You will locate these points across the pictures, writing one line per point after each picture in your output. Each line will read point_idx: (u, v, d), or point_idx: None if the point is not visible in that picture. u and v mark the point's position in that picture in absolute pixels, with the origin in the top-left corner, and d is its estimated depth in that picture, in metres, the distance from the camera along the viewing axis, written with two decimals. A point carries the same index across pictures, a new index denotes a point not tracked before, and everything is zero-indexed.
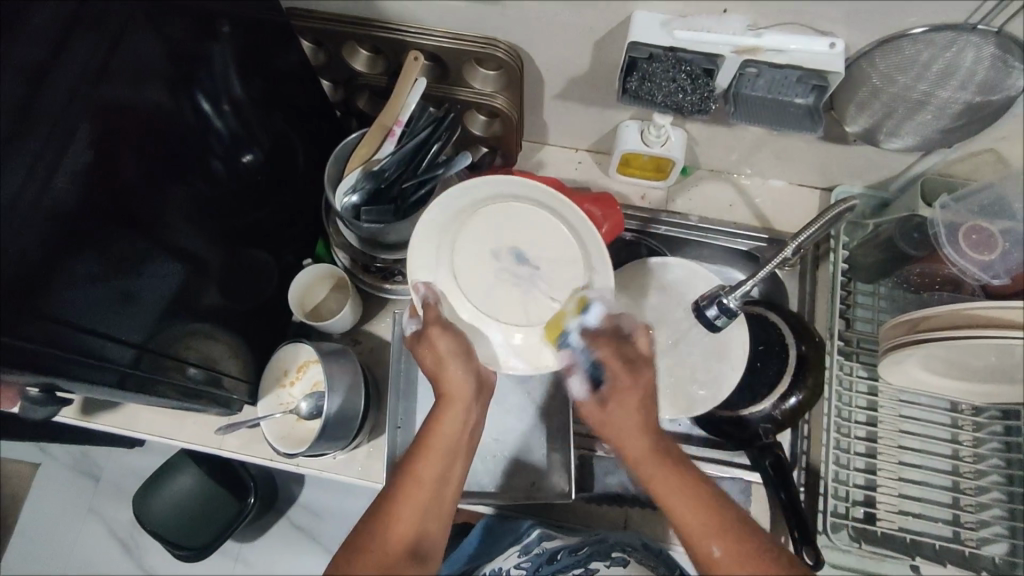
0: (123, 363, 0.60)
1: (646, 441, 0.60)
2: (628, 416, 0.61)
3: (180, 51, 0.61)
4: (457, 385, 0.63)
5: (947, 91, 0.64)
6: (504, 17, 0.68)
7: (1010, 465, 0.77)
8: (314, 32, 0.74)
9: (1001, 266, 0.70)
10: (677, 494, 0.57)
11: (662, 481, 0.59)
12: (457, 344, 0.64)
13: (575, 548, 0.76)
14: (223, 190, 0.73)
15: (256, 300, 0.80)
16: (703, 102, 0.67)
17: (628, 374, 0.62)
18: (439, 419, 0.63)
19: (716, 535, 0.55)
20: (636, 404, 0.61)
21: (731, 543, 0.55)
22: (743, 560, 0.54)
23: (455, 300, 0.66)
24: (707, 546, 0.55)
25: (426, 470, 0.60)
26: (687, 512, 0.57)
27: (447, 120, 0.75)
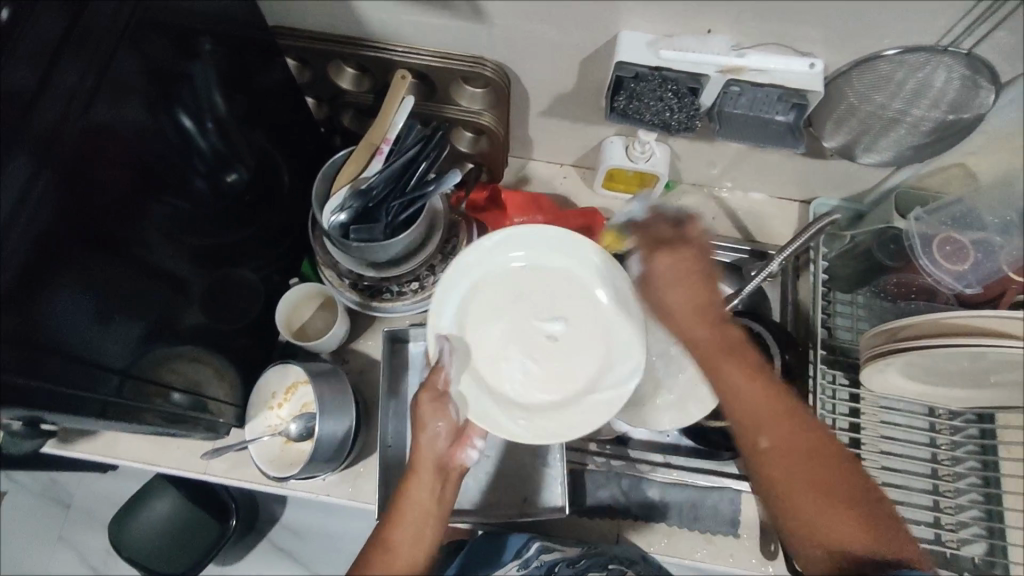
0: (107, 389, 0.58)
1: (696, 317, 0.57)
2: (683, 271, 0.58)
3: (163, 70, 0.60)
4: (426, 456, 0.63)
5: (920, 110, 0.66)
6: (491, 35, 0.69)
7: (985, 468, 0.80)
8: (299, 50, 0.74)
9: (974, 276, 0.74)
10: (733, 378, 0.56)
11: (751, 411, 0.55)
12: (435, 409, 0.63)
13: (574, 560, 0.73)
14: (205, 210, 0.71)
15: (241, 319, 0.78)
16: (689, 120, 0.69)
17: (689, 263, 0.58)
18: (406, 487, 0.62)
19: (761, 426, 0.55)
20: (689, 269, 0.58)
21: (779, 435, 0.54)
22: (791, 451, 0.54)
23: (470, 355, 0.68)
24: (756, 440, 0.55)
25: (397, 540, 0.60)
26: (795, 433, 0.54)
27: (437, 138, 0.75)
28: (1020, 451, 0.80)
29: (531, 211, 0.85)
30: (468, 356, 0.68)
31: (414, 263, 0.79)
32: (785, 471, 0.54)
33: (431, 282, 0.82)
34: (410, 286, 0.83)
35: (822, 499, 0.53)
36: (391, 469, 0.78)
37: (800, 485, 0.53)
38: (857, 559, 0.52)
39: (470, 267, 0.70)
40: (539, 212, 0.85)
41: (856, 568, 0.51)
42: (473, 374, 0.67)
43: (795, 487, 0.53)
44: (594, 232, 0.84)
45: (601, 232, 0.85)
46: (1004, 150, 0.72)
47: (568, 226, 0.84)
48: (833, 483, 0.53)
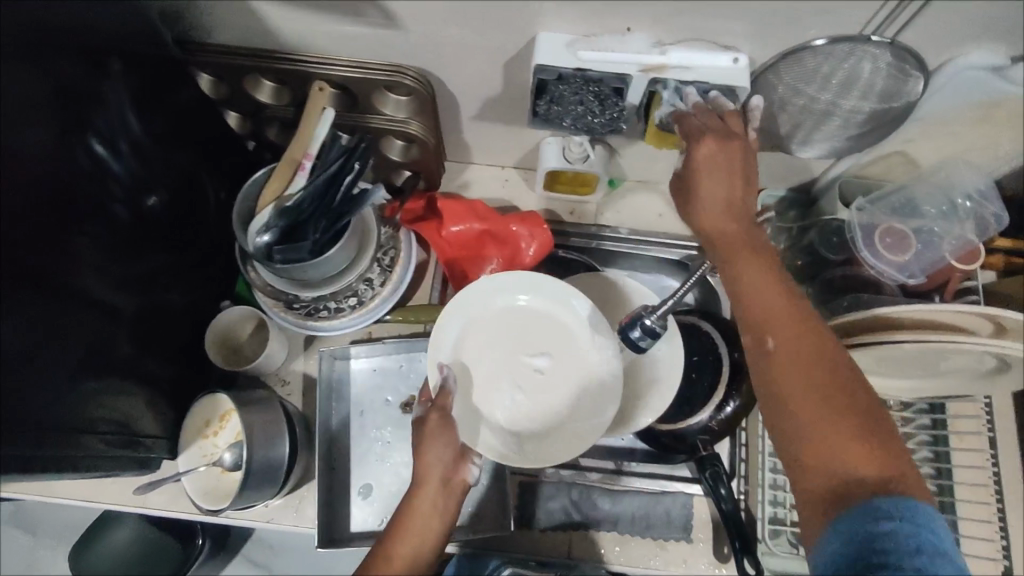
0: (27, 438, 0.55)
1: (725, 213, 0.57)
2: (726, 163, 0.57)
3: (67, 91, 0.56)
4: (434, 468, 0.62)
5: (850, 101, 0.64)
6: (406, 42, 0.66)
7: (938, 458, 0.79)
8: (211, 66, 0.70)
9: (917, 265, 0.73)
10: (753, 269, 0.55)
11: (780, 322, 0.53)
12: (441, 432, 0.63)
13: None
14: (129, 236, 0.68)
15: (175, 347, 0.76)
16: (614, 122, 0.68)
17: (710, 147, 0.58)
18: (412, 500, 0.60)
19: (770, 329, 0.53)
20: (718, 157, 0.57)
21: (793, 340, 0.52)
22: (803, 358, 0.51)
23: (466, 387, 0.70)
24: (762, 339, 0.53)
25: (399, 563, 0.58)
26: (795, 348, 0.52)
27: (359, 151, 0.71)
28: (974, 439, 0.79)
29: (467, 219, 0.82)
30: (463, 389, 0.70)
31: (348, 279, 0.77)
32: (802, 412, 0.50)
33: (369, 296, 0.80)
34: (348, 302, 0.80)
35: (840, 434, 0.48)
36: (335, 490, 0.76)
37: (805, 393, 0.50)
38: (851, 480, 0.47)
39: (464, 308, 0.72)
40: (475, 219, 0.83)
41: (846, 502, 0.47)
42: (468, 409, 0.70)
43: (831, 426, 0.49)
44: (534, 236, 0.82)
45: (540, 235, 0.81)
46: (942, 136, 0.70)
47: (506, 233, 0.82)
48: (845, 400, 0.49)
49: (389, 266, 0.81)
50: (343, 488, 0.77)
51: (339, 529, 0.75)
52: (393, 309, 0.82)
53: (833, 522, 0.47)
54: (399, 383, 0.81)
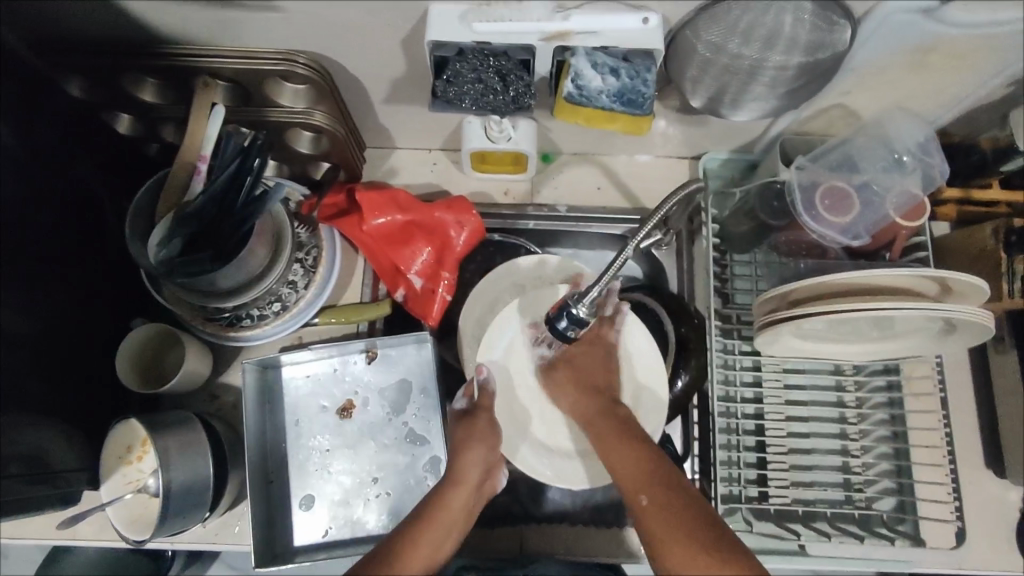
0: None
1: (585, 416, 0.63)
2: (590, 365, 0.66)
3: None
4: (472, 468, 0.63)
5: (775, 56, 0.59)
6: (290, 25, 0.60)
7: (894, 421, 0.76)
8: (82, 68, 0.64)
9: (861, 225, 0.69)
10: (618, 449, 0.59)
11: (624, 462, 0.58)
12: (483, 433, 0.65)
13: None
14: (18, 260, 0.62)
15: (89, 371, 0.72)
16: (520, 99, 0.62)
17: (581, 365, 0.66)
18: (450, 494, 0.61)
19: (645, 486, 0.56)
20: (587, 389, 0.64)
21: (650, 492, 0.56)
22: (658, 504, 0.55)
23: (508, 388, 0.70)
24: (636, 499, 0.56)
25: (427, 540, 0.57)
26: (631, 467, 0.57)
27: (254, 149, 0.65)
28: (928, 399, 0.76)
29: (387, 208, 0.77)
30: (510, 395, 0.70)
31: (265, 285, 0.72)
32: (650, 528, 0.54)
33: (293, 299, 0.76)
34: (271, 308, 0.76)
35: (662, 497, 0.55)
36: (273, 505, 0.73)
37: (673, 539, 0.53)
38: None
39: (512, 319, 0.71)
40: (397, 208, 0.78)
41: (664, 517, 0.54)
42: (513, 416, 0.70)
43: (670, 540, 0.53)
44: (463, 223, 0.78)
45: (470, 221, 0.78)
46: (879, 85, 0.66)
47: (432, 221, 0.78)
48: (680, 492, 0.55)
49: (312, 266, 0.77)
50: (281, 502, 0.74)
51: (280, 544, 0.72)
52: (321, 310, 0.79)
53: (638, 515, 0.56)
54: (332, 388, 0.78)
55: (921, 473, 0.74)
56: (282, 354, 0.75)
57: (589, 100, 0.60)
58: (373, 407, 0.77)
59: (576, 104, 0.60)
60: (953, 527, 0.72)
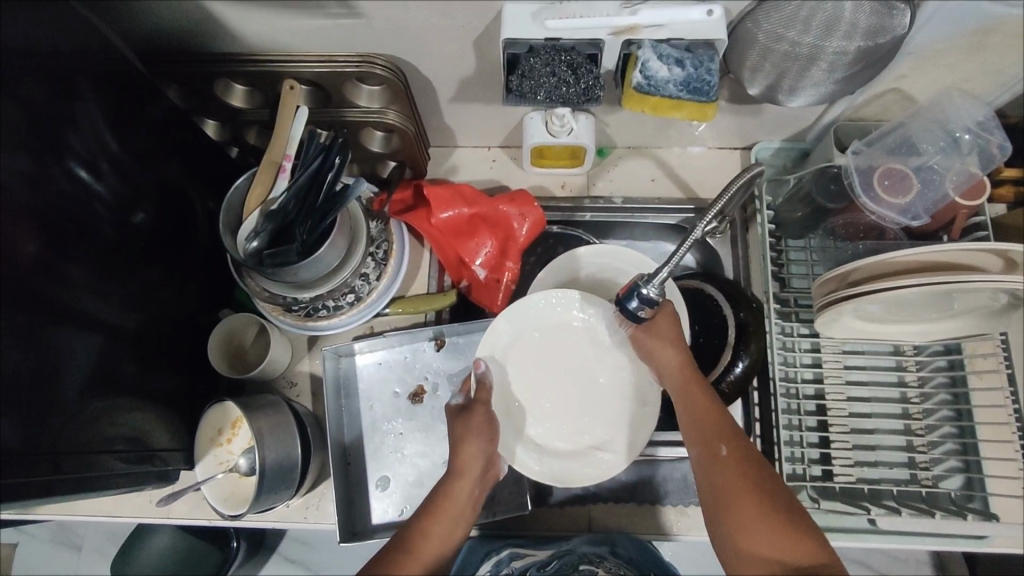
0: (39, 471, 0.56)
1: (676, 368, 0.64)
2: (671, 328, 0.66)
3: (42, 116, 0.57)
4: (469, 460, 0.66)
5: (835, 42, 0.60)
6: (371, 29, 0.65)
7: (956, 400, 0.77)
8: (179, 77, 0.70)
9: (920, 205, 0.71)
10: (696, 400, 0.63)
11: (700, 414, 0.62)
12: (474, 427, 0.68)
13: (543, 564, 0.72)
14: (122, 255, 0.68)
15: (179, 360, 0.76)
16: (590, 91, 0.65)
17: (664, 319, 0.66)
18: (449, 485, 0.65)
19: (723, 439, 0.60)
20: (671, 339, 0.65)
21: (731, 445, 0.60)
22: (734, 458, 0.59)
23: (507, 382, 0.74)
24: (715, 450, 0.60)
25: (435, 530, 0.62)
26: (707, 419, 0.61)
27: (335, 147, 0.69)
28: (992, 377, 0.77)
29: (454, 203, 0.81)
30: (508, 386, 0.73)
31: (343, 277, 0.75)
32: (724, 481, 0.59)
33: (366, 291, 0.79)
34: (346, 299, 0.80)
35: (737, 459, 0.59)
36: (352, 486, 0.77)
37: (740, 493, 0.57)
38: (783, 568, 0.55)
39: (515, 315, 0.74)
40: (462, 202, 0.81)
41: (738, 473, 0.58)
42: (510, 410, 0.73)
43: (743, 493, 0.57)
44: (525, 215, 0.81)
45: (532, 214, 0.81)
46: (937, 69, 0.67)
47: (495, 214, 0.82)
48: (754, 458, 0.60)
49: (383, 259, 0.81)
50: (359, 482, 0.78)
51: (360, 522, 0.76)
52: (391, 302, 0.82)
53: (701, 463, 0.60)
54: (403, 374, 0.82)
55: (987, 450, 0.75)
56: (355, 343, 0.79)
57: (657, 90, 0.63)
58: (442, 393, 0.81)
59: (644, 93, 0.63)
60: (1022, 503, 0.72)
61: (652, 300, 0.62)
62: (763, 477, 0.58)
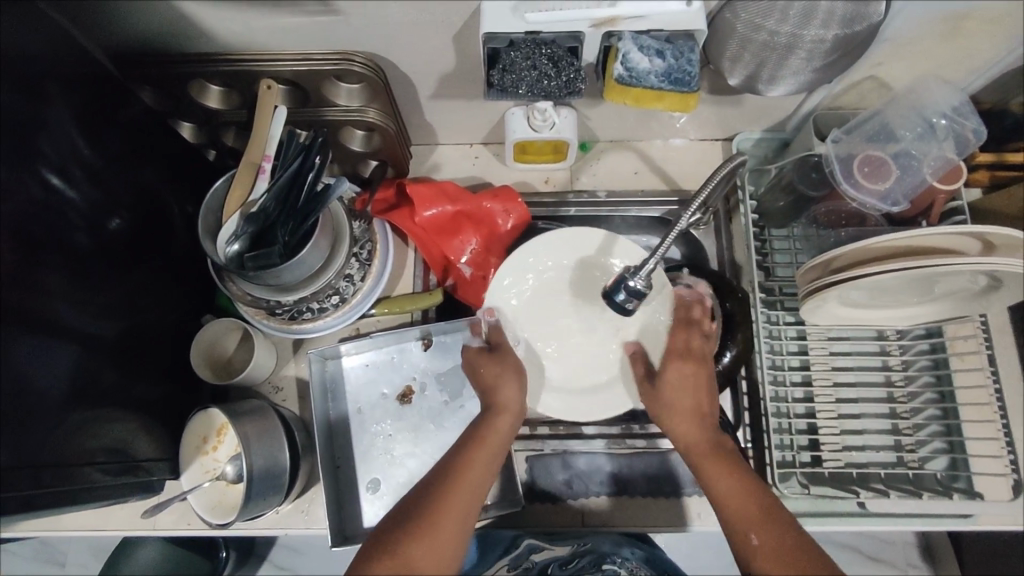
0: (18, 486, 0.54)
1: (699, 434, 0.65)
2: (688, 383, 0.67)
3: (9, 122, 0.55)
4: (511, 397, 0.68)
5: (813, 30, 0.61)
6: (348, 27, 0.64)
7: (939, 382, 0.79)
8: (152, 78, 0.68)
9: (898, 192, 0.72)
10: (727, 480, 0.62)
11: (731, 501, 0.61)
12: (503, 366, 0.70)
13: (566, 562, 0.76)
14: (99, 263, 0.66)
15: (161, 367, 0.75)
16: (571, 84, 0.65)
17: (680, 368, 0.68)
18: (492, 420, 0.66)
19: (756, 527, 0.59)
20: (695, 409, 0.66)
21: (769, 534, 0.58)
22: (774, 549, 0.57)
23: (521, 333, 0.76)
24: (746, 538, 0.59)
25: (480, 457, 0.63)
26: (735, 500, 0.61)
27: (315, 146, 0.68)
28: (973, 358, 0.78)
29: (435, 198, 0.80)
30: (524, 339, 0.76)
31: (327, 278, 0.74)
32: (767, 571, 0.57)
33: (351, 291, 0.78)
34: (331, 301, 0.79)
35: (775, 543, 0.57)
36: (342, 491, 0.76)
37: None
38: None
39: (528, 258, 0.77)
40: (444, 198, 0.81)
41: (778, 561, 0.57)
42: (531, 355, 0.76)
43: None
44: (509, 211, 0.81)
45: (517, 209, 0.81)
46: (911, 56, 0.68)
47: (479, 210, 0.82)
48: (797, 541, 0.57)
49: (367, 259, 0.80)
50: (349, 486, 0.77)
51: (352, 525, 0.75)
52: (376, 302, 0.82)
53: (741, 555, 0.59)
54: (391, 375, 0.81)
55: (970, 431, 0.76)
56: (347, 343, 0.79)
57: (638, 81, 0.63)
58: (431, 392, 0.80)
59: (625, 85, 0.63)
60: (1005, 480, 0.73)
61: (638, 292, 0.62)
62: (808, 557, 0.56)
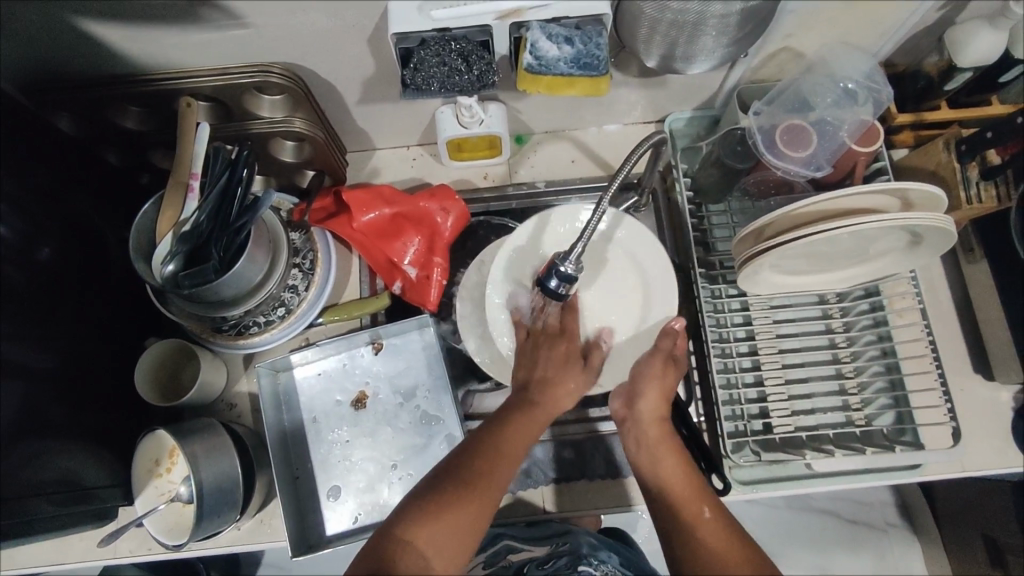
0: None
1: (654, 422, 0.67)
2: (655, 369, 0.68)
3: None
4: (569, 389, 0.69)
5: (716, 6, 0.61)
6: (260, 39, 0.64)
7: (881, 339, 0.80)
8: (68, 104, 0.68)
9: (821, 155, 0.74)
10: (674, 460, 0.65)
11: (679, 483, 0.63)
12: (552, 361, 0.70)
13: (543, 561, 0.78)
14: (30, 296, 0.65)
15: (106, 394, 0.74)
16: (484, 77, 0.66)
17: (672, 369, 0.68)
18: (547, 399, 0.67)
19: (704, 502, 0.62)
20: (662, 400, 0.68)
21: (717, 512, 0.61)
22: (722, 531, 0.60)
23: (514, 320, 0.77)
24: (698, 513, 0.61)
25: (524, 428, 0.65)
26: (683, 480, 0.63)
27: (241, 160, 0.68)
28: (910, 314, 0.80)
29: (374, 204, 0.81)
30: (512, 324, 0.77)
31: (268, 291, 0.75)
32: (708, 546, 0.58)
33: (296, 302, 0.79)
34: (276, 313, 0.79)
35: (719, 523, 0.60)
36: (303, 500, 0.76)
37: (729, 557, 0.57)
38: None
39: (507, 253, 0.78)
40: (383, 203, 0.81)
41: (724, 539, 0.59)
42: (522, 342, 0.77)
43: (729, 553, 0.58)
44: (448, 209, 0.82)
45: (455, 206, 0.82)
46: (819, 25, 0.69)
47: (417, 210, 0.82)
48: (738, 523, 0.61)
49: (310, 268, 0.80)
50: (309, 497, 0.77)
51: (314, 534, 0.75)
52: (324, 311, 0.82)
53: (688, 524, 0.60)
54: (344, 381, 0.81)
55: (912, 384, 0.78)
56: (304, 349, 0.78)
57: (548, 69, 0.64)
58: (385, 395, 0.81)
59: (536, 74, 0.64)
60: (947, 429, 0.75)
61: (568, 276, 0.62)
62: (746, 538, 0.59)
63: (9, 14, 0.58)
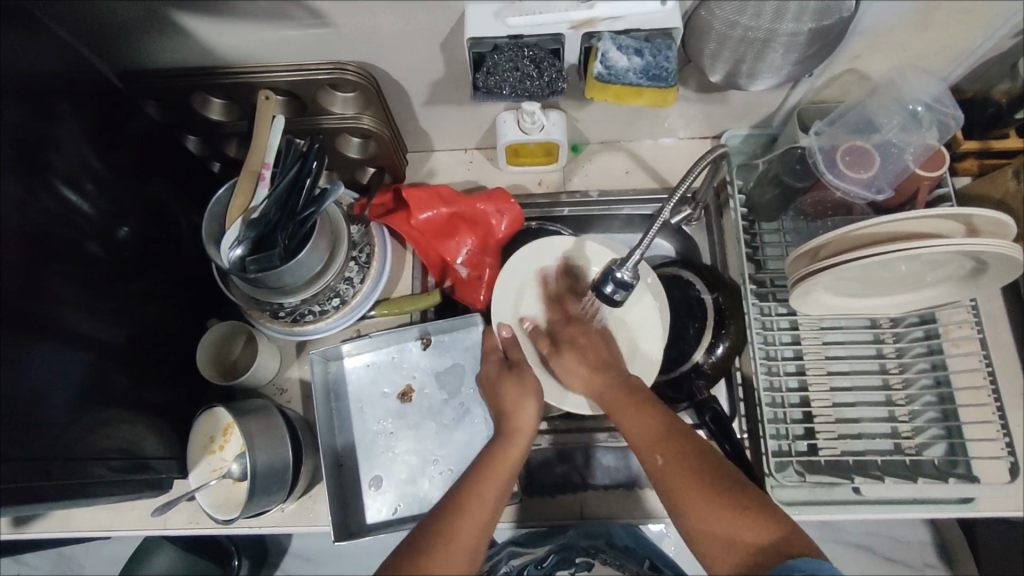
0: (32, 481, 0.57)
1: (612, 390, 0.68)
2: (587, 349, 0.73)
3: (24, 140, 0.58)
4: (527, 418, 0.68)
5: (786, 24, 0.62)
6: (340, 37, 0.67)
7: (934, 368, 0.79)
8: (157, 92, 0.72)
9: (882, 179, 0.73)
10: (629, 414, 0.65)
11: (637, 429, 0.64)
12: (524, 387, 0.70)
13: (542, 560, 0.85)
14: (108, 271, 0.69)
15: (167, 370, 0.77)
16: (553, 84, 0.67)
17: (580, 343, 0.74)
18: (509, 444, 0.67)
19: (657, 445, 0.63)
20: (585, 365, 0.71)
21: (674, 450, 0.62)
22: (681, 463, 0.61)
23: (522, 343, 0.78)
24: (654, 456, 0.62)
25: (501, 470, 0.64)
26: (640, 426, 0.64)
27: (312, 152, 0.71)
28: (968, 344, 0.78)
29: (435, 204, 0.83)
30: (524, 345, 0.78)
31: (326, 281, 0.77)
32: (673, 482, 0.60)
33: (350, 293, 0.81)
34: (331, 303, 0.81)
35: (676, 457, 0.61)
36: (345, 487, 0.78)
37: (692, 488, 0.59)
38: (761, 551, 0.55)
39: (517, 261, 0.81)
40: (442, 203, 0.84)
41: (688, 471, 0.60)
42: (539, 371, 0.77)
43: (688, 485, 0.59)
44: (503, 211, 0.84)
45: (510, 210, 0.84)
46: (889, 48, 0.69)
47: (474, 212, 0.84)
48: (697, 454, 0.61)
49: (367, 262, 0.82)
50: (351, 485, 0.79)
51: (355, 522, 0.77)
52: (376, 304, 0.84)
53: (652, 462, 0.62)
54: (392, 374, 0.83)
55: (967, 416, 0.76)
56: (361, 338, 0.81)
57: (618, 79, 0.65)
58: (430, 390, 0.82)
59: (605, 83, 0.65)
60: (1004, 463, 0.73)
61: (627, 281, 0.63)
62: (707, 464, 0.60)
63: (112, 5, 0.62)
